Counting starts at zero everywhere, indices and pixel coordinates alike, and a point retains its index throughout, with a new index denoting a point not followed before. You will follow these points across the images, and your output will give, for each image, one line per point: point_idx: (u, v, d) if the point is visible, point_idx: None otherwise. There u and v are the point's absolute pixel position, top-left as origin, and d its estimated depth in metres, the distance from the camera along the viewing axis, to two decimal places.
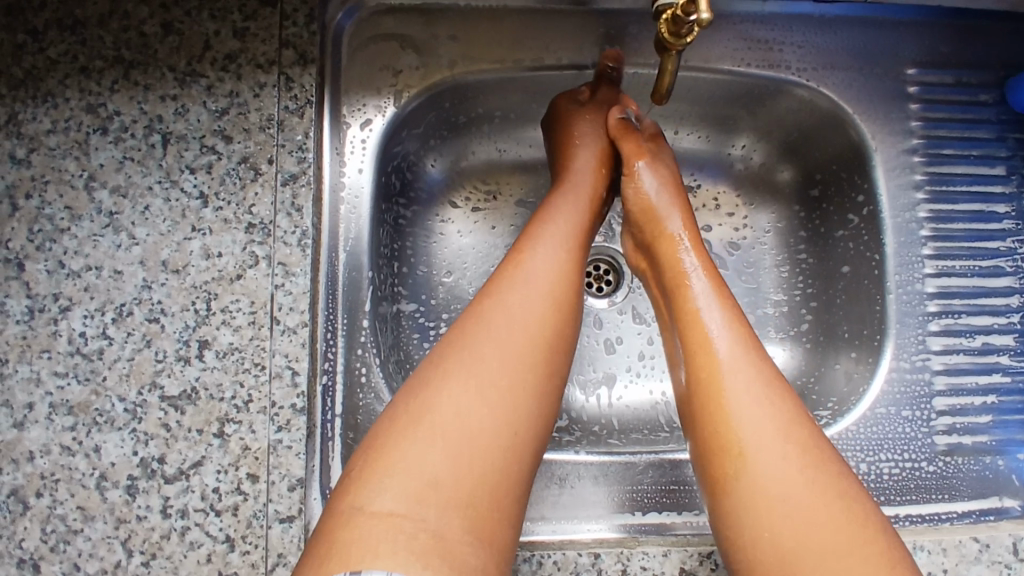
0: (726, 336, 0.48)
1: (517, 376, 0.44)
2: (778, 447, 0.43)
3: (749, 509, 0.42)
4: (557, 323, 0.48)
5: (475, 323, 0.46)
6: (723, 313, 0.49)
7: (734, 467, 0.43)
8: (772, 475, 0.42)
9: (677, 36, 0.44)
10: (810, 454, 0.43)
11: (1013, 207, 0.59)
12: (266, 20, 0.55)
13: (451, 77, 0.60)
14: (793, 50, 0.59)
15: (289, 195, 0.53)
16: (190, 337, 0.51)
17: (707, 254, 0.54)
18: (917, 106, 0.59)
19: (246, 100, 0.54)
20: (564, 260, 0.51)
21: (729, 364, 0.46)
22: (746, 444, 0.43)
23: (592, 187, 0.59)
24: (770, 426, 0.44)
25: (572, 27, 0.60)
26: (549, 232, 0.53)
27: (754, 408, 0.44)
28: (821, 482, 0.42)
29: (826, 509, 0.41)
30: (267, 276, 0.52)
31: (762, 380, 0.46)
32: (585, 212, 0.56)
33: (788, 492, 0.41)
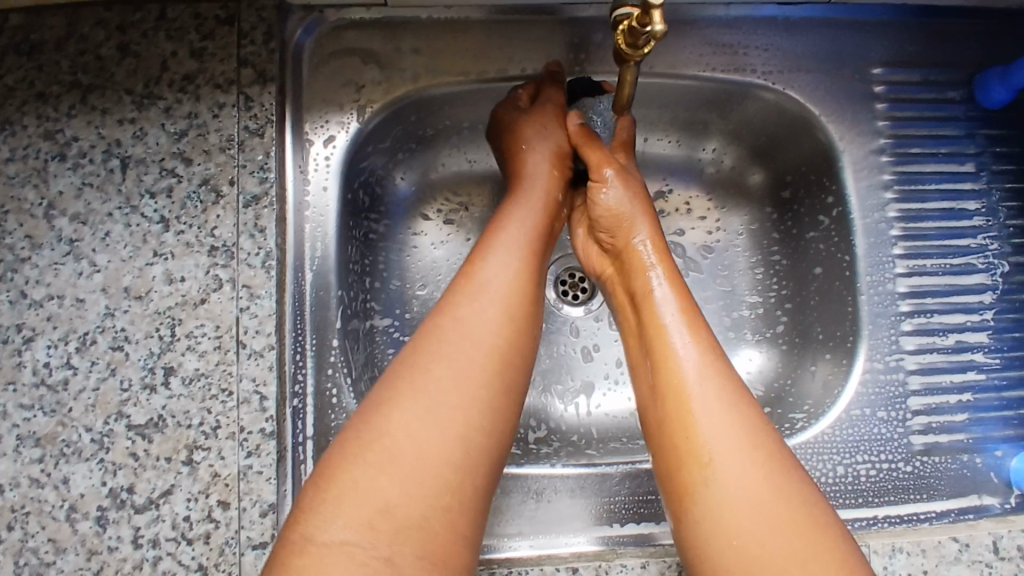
0: (694, 364, 0.46)
1: (467, 389, 0.43)
2: (758, 503, 0.40)
3: (730, 571, 0.39)
4: (512, 320, 0.47)
5: (430, 335, 0.45)
6: (701, 357, 0.46)
7: (700, 493, 0.41)
8: (753, 530, 0.39)
9: (634, 47, 0.43)
10: (794, 509, 0.40)
11: (983, 204, 0.59)
12: (223, 39, 0.54)
13: (415, 91, 0.59)
14: (759, 53, 0.59)
15: (252, 216, 0.52)
16: (155, 364, 0.50)
17: (672, 271, 0.52)
18: (883, 105, 0.59)
19: (206, 121, 0.53)
20: (520, 263, 0.50)
21: (708, 410, 0.44)
22: (725, 501, 0.41)
23: (546, 177, 0.58)
24: (751, 480, 0.41)
25: (537, 36, 0.59)
26: (504, 237, 0.52)
27: (733, 460, 0.42)
28: (805, 532, 0.39)
29: (812, 561, 0.38)
30: (232, 299, 0.51)
31: (743, 432, 0.43)
32: (538, 209, 0.55)
33: (770, 552, 0.39)
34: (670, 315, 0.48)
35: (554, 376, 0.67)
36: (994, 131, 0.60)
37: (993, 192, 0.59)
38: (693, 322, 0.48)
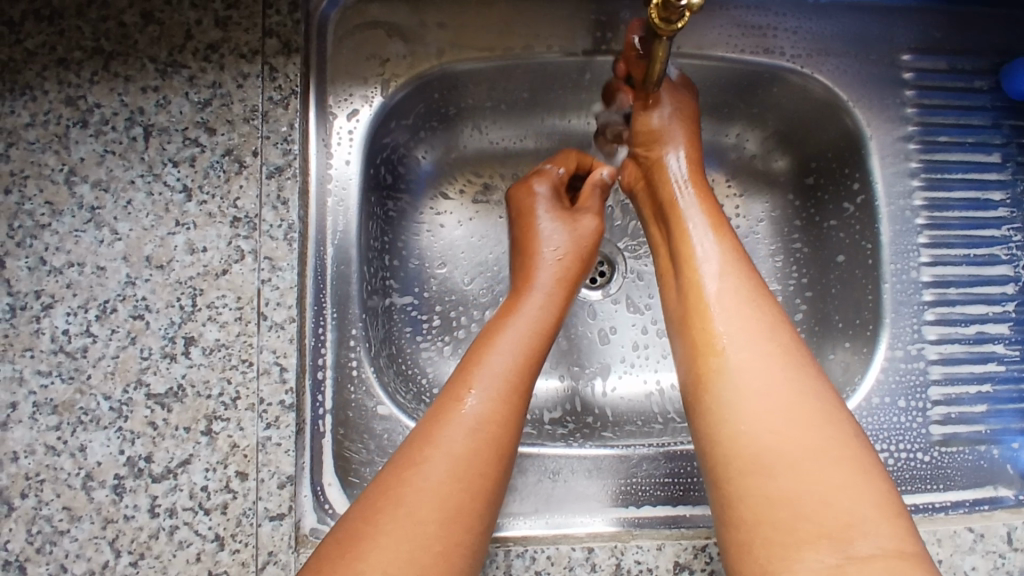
0: (726, 289, 0.45)
1: (464, 462, 0.43)
2: (772, 396, 0.40)
3: (739, 455, 0.39)
4: (509, 439, 0.46)
5: (444, 413, 0.45)
6: (723, 260, 0.47)
7: (728, 405, 0.41)
8: (766, 419, 0.40)
9: (667, 21, 0.43)
10: (810, 412, 0.40)
11: (1008, 195, 0.59)
12: (248, 8, 0.53)
13: (440, 66, 0.58)
14: (787, 35, 0.58)
15: (275, 188, 0.52)
16: (176, 334, 0.50)
17: (708, 206, 0.52)
18: (912, 92, 0.58)
19: (229, 90, 0.52)
20: (517, 372, 0.48)
21: (729, 311, 0.44)
22: (737, 388, 0.41)
23: (557, 280, 0.56)
24: (770, 373, 0.41)
25: (563, 14, 0.58)
26: (503, 344, 0.49)
27: (751, 354, 0.42)
28: (818, 425, 0.39)
29: (820, 455, 0.38)
30: (253, 270, 0.51)
31: (752, 308, 0.44)
32: (538, 322, 0.52)
33: (768, 408, 0.40)
34: (698, 223, 0.50)
35: (570, 357, 0.67)
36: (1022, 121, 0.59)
37: (1019, 182, 0.59)
38: (722, 229, 0.50)
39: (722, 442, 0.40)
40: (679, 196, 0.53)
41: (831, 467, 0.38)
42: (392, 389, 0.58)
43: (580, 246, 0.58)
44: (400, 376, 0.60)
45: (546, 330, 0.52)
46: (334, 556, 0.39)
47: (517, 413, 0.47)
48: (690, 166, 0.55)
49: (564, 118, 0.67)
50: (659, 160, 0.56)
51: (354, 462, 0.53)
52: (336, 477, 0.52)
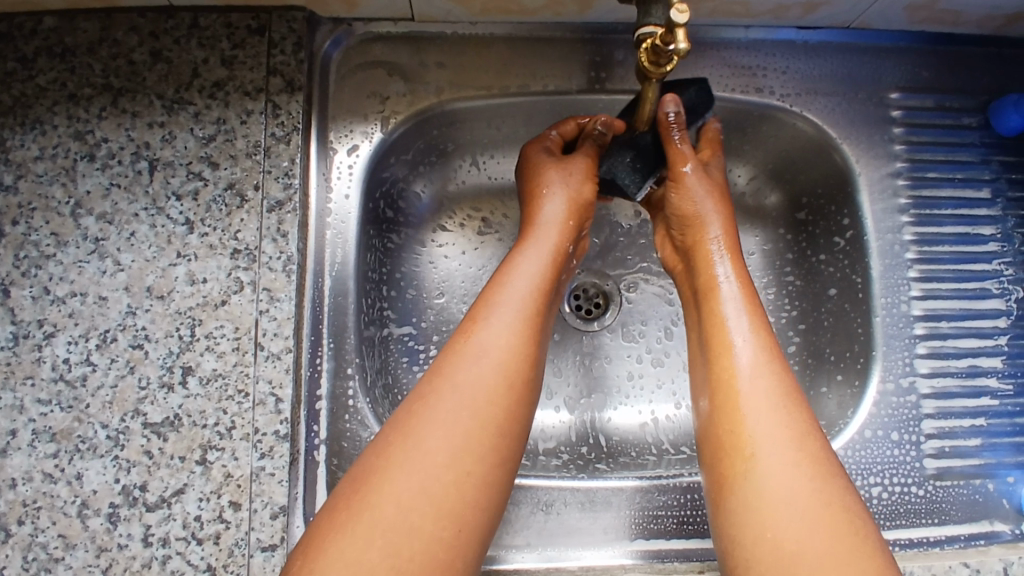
0: (760, 385, 0.46)
1: (487, 405, 0.44)
2: (796, 499, 0.41)
3: (760, 557, 0.40)
4: (528, 360, 0.47)
5: (463, 341, 0.46)
6: (758, 353, 0.47)
7: (756, 508, 0.41)
8: (786, 502, 0.41)
9: (656, 64, 0.44)
10: (823, 494, 0.42)
11: (998, 230, 0.59)
12: (254, 48, 0.55)
13: (439, 103, 0.59)
14: (777, 75, 0.60)
15: (275, 221, 0.53)
16: (174, 363, 0.51)
17: (746, 296, 0.51)
18: (900, 130, 0.60)
19: (234, 127, 0.54)
20: (534, 300, 0.49)
21: (755, 392, 0.46)
22: (766, 491, 0.42)
23: (560, 226, 0.55)
24: (796, 474, 0.42)
25: (559, 54, 0.60)
26: (519, 271, 0.51)
27: (779, 455, 0.43)
28: (841, 532, 0.40)
29: (843, 564, 0.38)
30: (252, 301, 0.52)
31: (783, 405, 0.45)
32: (552, 253, 0.53)
33: (794, 513, 0.40)
34: (734, 311, 0.50)
35: (565, 388, 0.67)
36: (1010, 158, 0.60)
37: (1008, 218, 0.60)
38: (759, 325, 0.49)
39: (744, 520, 0.41)
40: (722, 285, 0.52)
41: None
42: (387, 420, 0.58)
43: (580, 191, 0.56)
44: (395, 407, 0.61)
45: (546, 280, 0.51)
46: (343, 503, 0.40)
47: (533, 337, 0.48)
48: (727, 243, 0.54)
49: None
50: (697, 242, 0.55)
51: None
52: None
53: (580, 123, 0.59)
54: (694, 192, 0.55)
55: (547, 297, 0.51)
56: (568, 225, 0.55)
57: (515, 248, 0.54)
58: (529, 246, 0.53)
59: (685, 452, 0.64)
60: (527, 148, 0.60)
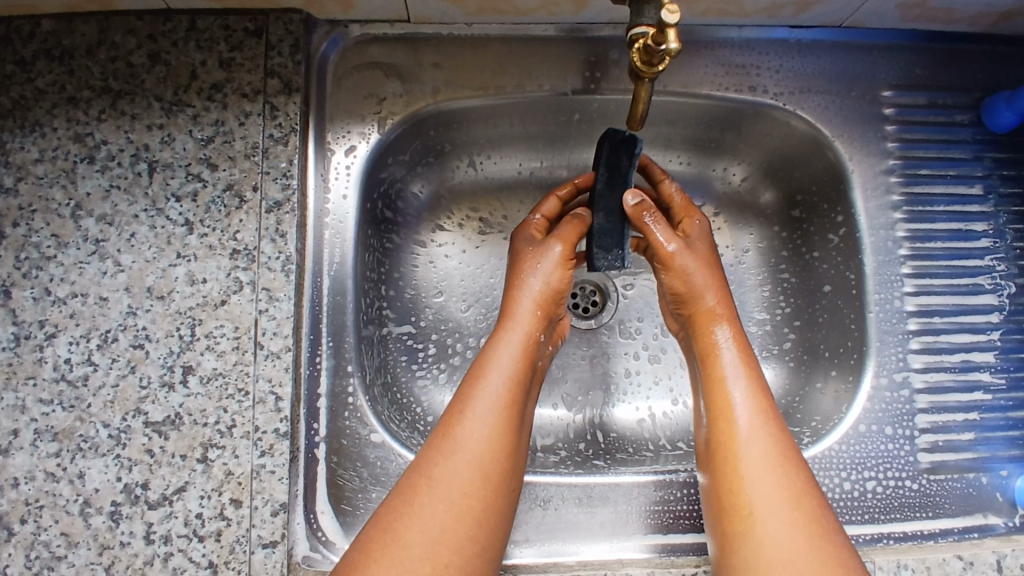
0: (759, 446, 0.47)
1: (474, 499, 0.46)
2: (797, 556, 0.43)
3: None
4: (507, 450, 0.49)
5: (449, 436, 0.48)
6: (756, 412, 0.49)
7: (759, 569, 0.43)
8: (788, 568, 0.43)
9: (649, 65, 0.45)
10: (823, 547, 0.43)
11: (991, 225, 0.60)
12: (251, 50, 0.56)
13: (435, 104, 0.60)
14: (770, 74, 0.60)
15: (274, 221, 0.53)
16: (175, 363, 0.52)
17: (743, 358, 0.52)
18: (893, 127, 0.60)
19: (232, 128, 0.54)
20: (511, 386, 0.51)
21: (755, 458, 0.47)
22: (767, 551, 0.44)
23: (534, 312, 0.56)
24: (793, 533, 0.44)
25: (555, 54, 0.60)
26: (496, 362, 0.52)
27: (778, 515, 0.45)
28: None
29: None
30: (251, 301, 0.52)
31: (780, 465, 0.47)
32: (527, 340, 0.54)
33: (795, 570, 0.42)
34: (732, 372, 0.51)
35: (563, 385, 0.68)
36: (1002, 154, 0.61)
37: (1000, 214, 0.60)
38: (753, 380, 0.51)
39: None
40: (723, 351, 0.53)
41: None
42: (386, 418, 0.58)
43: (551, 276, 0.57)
44: (395, 405, 0.61)
45: (523, 367, 0.52)
46: None
47: (511, 424, 0.50)
48: (722, 309, 0.55)
49: (554, 154, 0.69)
50: (697, 316, 0.56)
51: (348, 490, 0.53)
52: (329, 505, 0.53)
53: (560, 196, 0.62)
54: (687, 271, 0.56)
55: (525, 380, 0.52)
56: (539, 314, 0.56)
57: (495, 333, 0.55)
58: (506, 333, 0.54)
59: (682, 448, 0.65)
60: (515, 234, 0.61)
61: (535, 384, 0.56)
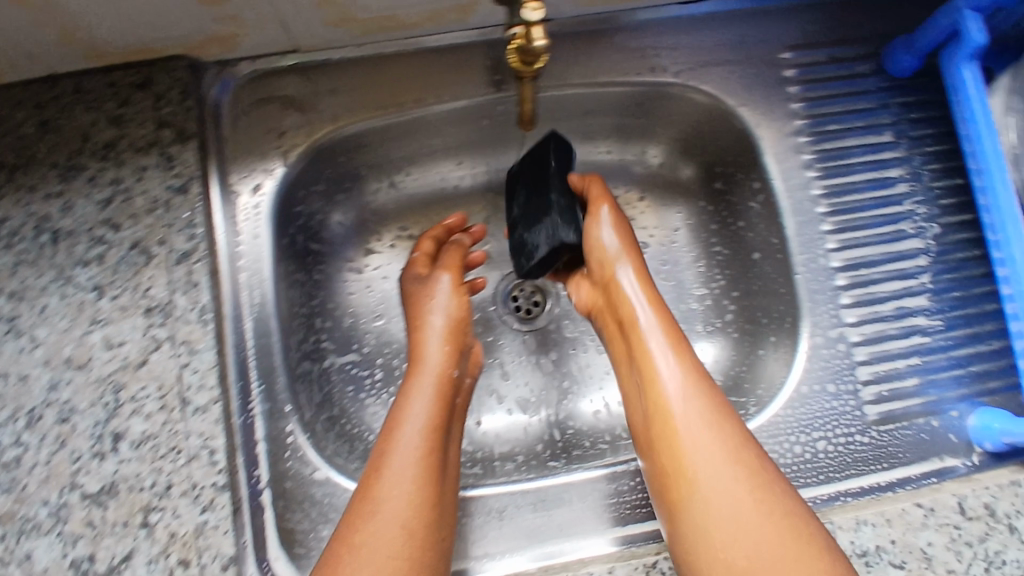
0: (684, 381, 0.48)
1: (401, 559, 0.45)
2: (734, 486, 0.43)
3: (717, 551, 0.42)
4: (432, 498, 0.48)
5: (368, 500, 0.47)
6: (677, 356, 0.49)
7: (700, 504, 0.44)
8: (727, 514, 0.43)
9: (527, 63, 0.44)
10: (757, 474, 0.44)
11: (906, 170, 0.60)
12: (140, 104, 0.55)
13: (337, 129, 0.58)
14: (668, 53, 0.60)
15: (183, 273, 0.52)
16: (104, 431, 0.51)
17: (658, 307, 0.53)
18: (797, 88, 0.60)
19: (130, 185, 0.53)
20: (427, 436, 0.51)
21: (684, 405, 0.47)
22: (709, 484, 0.44)
23: (444, 355, 0.57)
24: (727, 461, 0.44)
25: (451, 64, 0.59)
26: (410, 412, 0.52)
27: (711, 446, 0.45)
28: (779, 513, 0.42)
29: (792, 544, 0.41)
30: (171, 357, 0.51)
31: (705, 397, 0.47)
32: (438, 382, 0.55)
33: (733, 502, 0.43)
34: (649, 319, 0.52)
35: (515, 390, 0.67)
36: (908, 98, 0.61)
37: (915, 157, 0.60)
38: (672, 327, 0.52)
39: (691, 525, 0.43)
40: (638, 299, 0.54)
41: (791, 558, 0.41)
42: (330, 453, 0.57)
43: (456, 313, 0.60)
44: (342, 437, 0.60)
45: (437, 412, 0.53)
46: None
47: (431, 470, 0.49)
48: (613, 222, 0.58)
49: (475, 159, 0.68)
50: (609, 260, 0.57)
51: (298, 533, 0.52)
52: (282, 550, 0.50)
53: (437, 237, 0.66)
54: (608, 223, 0.58)
55: (444, 425, 0.52)
56: (447, 349, 0.57)
57: (405, 386, 0.55)
58: (416, 383, 0.54)
59: None
60: (403, 268, 0.64)
61: (456, 421, 0.56)
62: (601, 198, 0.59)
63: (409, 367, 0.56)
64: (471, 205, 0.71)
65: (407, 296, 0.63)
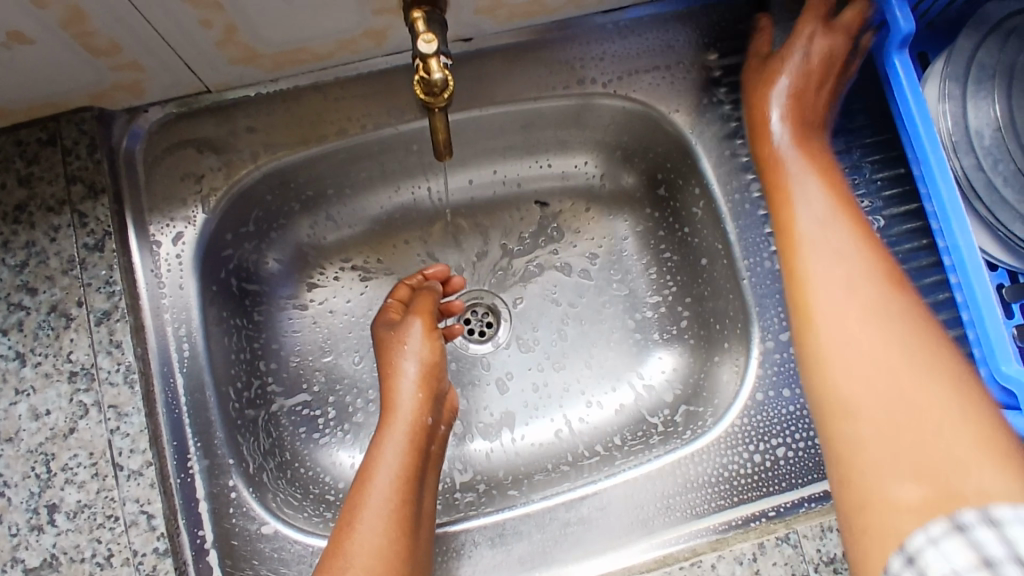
0: (813, 219, 0.44)
1: None
2: (846, 292, 0.40)
3: (845, 411, 0.36)
4: (402, 556, 0.45)
5: (335, 560, 0.44)
6: (825, 201, 0.45)
7: (813, 328, 0.40)
8: (845, 340, 0.38)
9: (432, 95, 0.43)
10: (891, 305, 0.39)
11: (846, 164, 0.59)
12: (49, 160, 0.53)
13: (258, 169, 0.57)
14: (596, 63, 0.58)
15: (106, 333, 0.50)
16: (39, 503, 0.48)
17: (806, 152, 0.50)
18: (729, 90, 0.59)
19: (44, 247, 0.51)
20: (398, 490, 0.48)
21: (824, 296, 0.40)
22: (815, 285, 0.41)
23: (419, 400, 0.53)
24: (845, 259, 0.41)
25: (371, 91, 0.57)
26: (381, 465, 0.49)
27: (830, 265, 0.41)
28: (936, 368, 0.36)
29: (902, 352, 0.36)
30: (100, 422, 0.49)
31: (852, 238, 0.42)
32: (412, 433, 0.51)
33: (858, 330, 0.38)
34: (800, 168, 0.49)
35: (474, 415, 0.66)
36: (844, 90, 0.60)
37: (854, 151, 0.59)
38: (829, 180, 0.47)
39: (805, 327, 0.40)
40: (783, 142, 0.51)
41: (930, 418, 0.34)
42: (276, 503, 0.55)
43: (433, 356, 0.56)
44: (294, 483, 0.59)
45: (410, 464, 0.50)
46: None
47: (403, 524, 0.47)
48: (788, 117, 0.52)
49: (413, 181, 0.65)
50: (760, 117, 0.53)
51: None
52: None
53: (410, 285, 0.62)
54: (777, 90, 0.53)
55: (417, 479, 0.50)
56: (421, 396, 0.54)
57: (379, 435, 0.52)
58: (390, 433, 0.51)
59: (599, 453, 0.63)
60: (375, 317, 0.60)
61: (429, 470, 0.53)
62: (761, 79, 0.54)
63: (382, 414, 0.53)
64: (417, 228, 0.68)
65: (376, 343, 0.58)
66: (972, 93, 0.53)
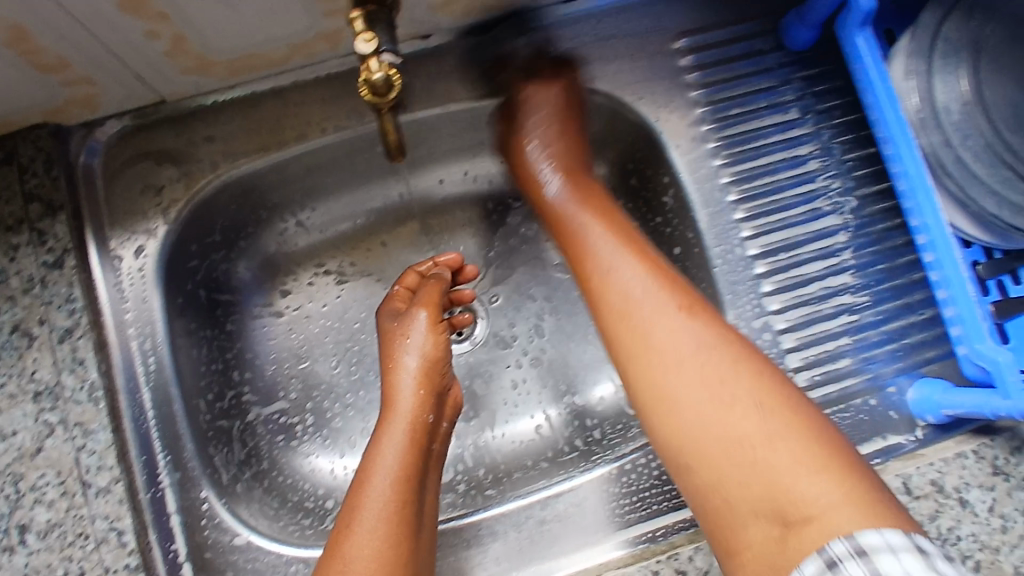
0: (643, 293, 0.46)
1: None
2: (693, 378, 0.41)
3: (724, 489, 0.39)
4: (404, 559, 0.43)
5: (334, 564, 0.42)
6: (632, 272, 0.47)
7: (667, 407, 0.42)
8: (680, 383, 0.42)
9: (378, 95, 0.42)
10: (730, 366, 0.41)
11: (817, 145, 0.58)
12: (5, 179, 0.52)
13: (218, 178, 0.56)
14: (556, 55, 0.57)
15: (70, 351, 0.50)
16: (8, 524, 0.48)
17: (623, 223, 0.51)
18: (694, 75, 0.58)
19: (3, 267, 0.51)
20: (398, 489, 0.46)
21: (661, 346, 0.43)
22: (673, 374, 0.42)
23: (419, 396, 0.52)
24: (675, 347, 0.43)
25: (330, 95, 0.57)
26: (379, 463, 0.47)
27: (662, 332, 0.44)
28: (732, 430, 0.39)
29: (739, 415, 0.40)
30: (67, 441, 0.49)
31: (667, 313, 0.44)
32: (412, 431, 0.50)
33: (706, 411, 0.40)
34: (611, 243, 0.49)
35: None
36: (811, 71, 0.59)
37: (824, 131, 0.58)
38: (638, 248, 0.48)
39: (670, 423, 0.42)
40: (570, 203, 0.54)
41: (764, 469, 0.38)
42: (249, 514, 0.54)
43: (438, 349, 0.54)
44: (272, 492, 0.58)
45: (411, 461, 0.48)
46: None
47: (404, 529, 0.44)
48: (559, 167, 0.56)
49: (380, 185, 0.65)
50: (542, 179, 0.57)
51: None
52: None
53: (419, 271, 0.61)
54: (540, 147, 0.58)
55: (419, 477, 0.48)
56: (421, 392, 0.52)
57: (378, 433, 0.50)
58: (389, 431, 0.49)
59: (579, 447, 0.62)
60: (379, 306, 0.59)
61: (432, 470, 0.52)
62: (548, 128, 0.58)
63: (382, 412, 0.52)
64: (387, 230, 0.67)
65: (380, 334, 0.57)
66: (939, 68, 0.51)
